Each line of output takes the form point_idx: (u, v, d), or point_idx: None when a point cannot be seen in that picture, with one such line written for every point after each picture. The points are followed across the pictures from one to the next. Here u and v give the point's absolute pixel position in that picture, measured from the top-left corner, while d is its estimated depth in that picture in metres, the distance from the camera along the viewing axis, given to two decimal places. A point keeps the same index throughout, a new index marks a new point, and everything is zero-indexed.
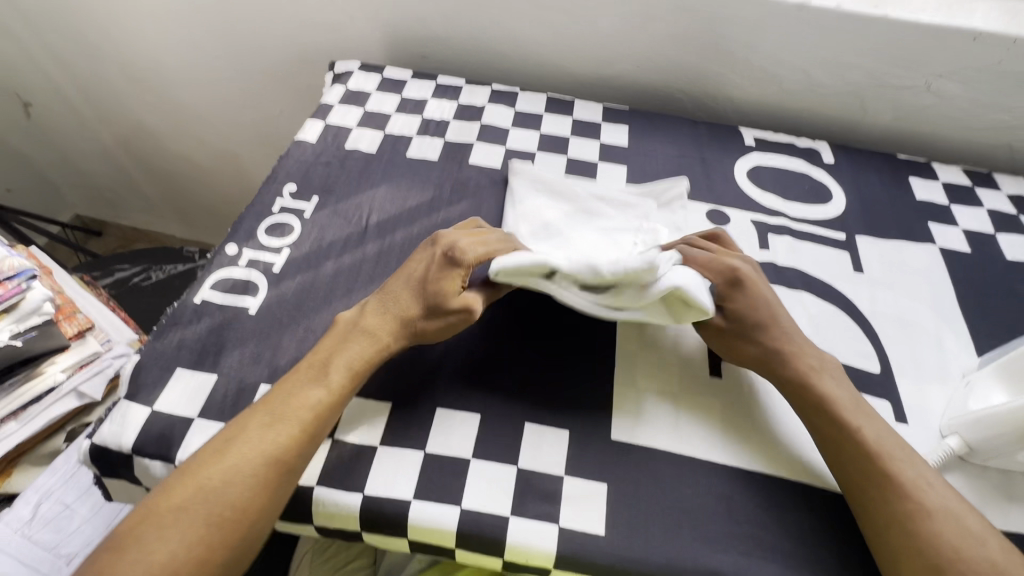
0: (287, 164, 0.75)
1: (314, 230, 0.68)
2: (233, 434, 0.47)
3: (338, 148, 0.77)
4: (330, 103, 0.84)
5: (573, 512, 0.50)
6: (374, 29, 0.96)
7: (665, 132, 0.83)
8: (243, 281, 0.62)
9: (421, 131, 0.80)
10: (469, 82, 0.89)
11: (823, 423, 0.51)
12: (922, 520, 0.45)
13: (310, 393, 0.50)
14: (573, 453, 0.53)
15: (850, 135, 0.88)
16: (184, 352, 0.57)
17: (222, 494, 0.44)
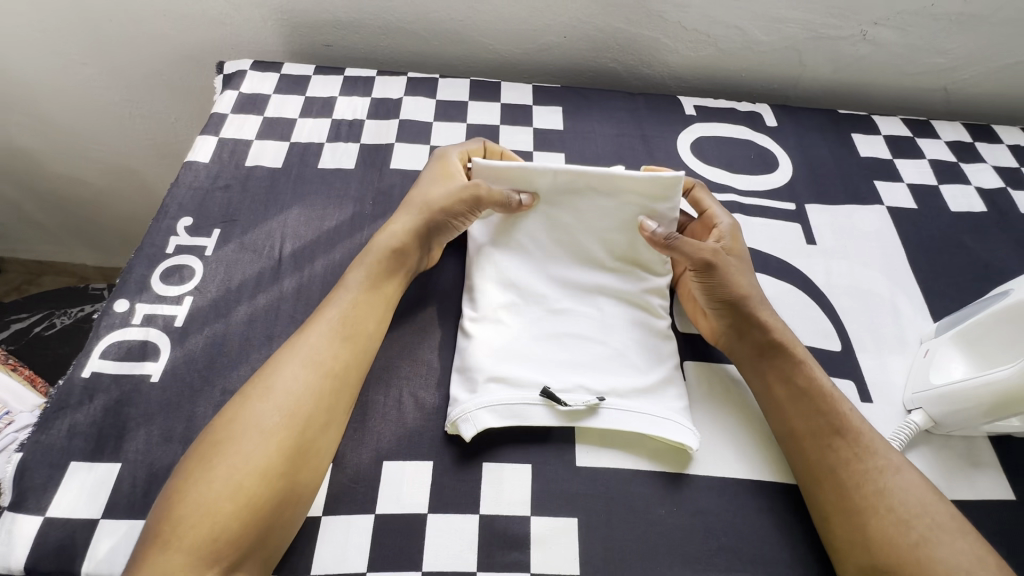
0: (177, 194, 0.64)
1: (222, 269, 0.59)
2: (281, 351, 0.51)
3: (239, 167, 0.68)
4: (222, 112, 0.73)
5: (544, 554, 0.46)
6: (265, 18, 0.84)
7: (602, 108, 0.77)
8: (140, 343, 0.54)
9: (332, 136, 0.71)
10: (381, 72, 0.79)
11: (783, 376, 0.52)
12: (850, 473, 0.47)
13: (341, 304, 0.53)
14: (538, 490, 0.49)
15: (790, 93, 0.85)
16: (78, 439, 0.49)
17: (282, 401, 0.47)
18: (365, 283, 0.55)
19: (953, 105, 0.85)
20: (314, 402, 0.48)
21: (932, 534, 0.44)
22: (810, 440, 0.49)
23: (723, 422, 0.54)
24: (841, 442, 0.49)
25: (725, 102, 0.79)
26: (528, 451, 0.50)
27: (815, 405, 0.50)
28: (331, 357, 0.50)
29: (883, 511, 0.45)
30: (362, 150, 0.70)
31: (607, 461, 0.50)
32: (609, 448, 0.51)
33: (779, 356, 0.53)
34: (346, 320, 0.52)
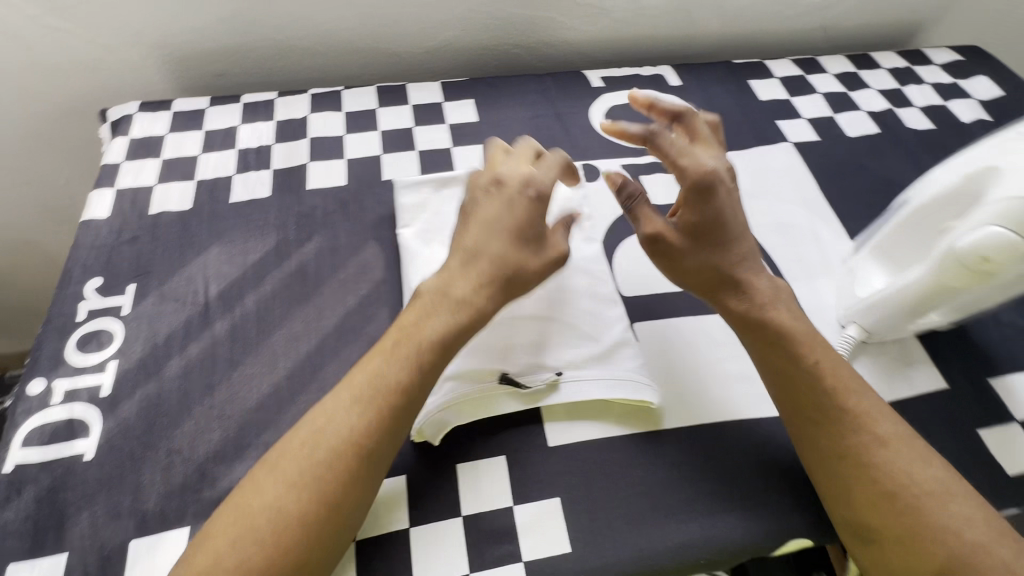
0: (79, 257, 0.60)
1: (145, 324, 0.55)
2: (318, 421, 0.42)
3: (144, 216, 0.63)
4: (114, 162, 0.68)
5: (533, 539, 0.46)
6: (145, 56, 0.79)
7: (513, 95, 0.77)
8: (65, 423, 0.50)
9: (239, 167, 0.68)
10: (282, 93, 0.76)
11: (784, 361, 0.47)
12: (846, 446, 0.43)
13: (398, 374, 0.43)
14: (516, 478, 0.48)
15: (688, 51, 0.88)
16: (13, 540, 0.44)
17: (315, 484, 0.39)
18: (434, 347, 0.44)
19: (831, 39, 0.91)
20: (352, 480, 0.40)
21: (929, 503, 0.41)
22: (806, 413, 0.46)
23: (682, 375, 0.55)
24: (838, 419, 0.44)
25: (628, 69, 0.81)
26: (499, 443, 0.50)
27: (804, 381, 0.46)
28: (381, 438, 0.41)
29: (869, 483, 0.42)
30: (274, 175, 0.67)
31: (575, 435, 0.51)
32: (573, 422, 0.51)
33: (756, 326, 0.48)
34: (403, 391, 0.42)
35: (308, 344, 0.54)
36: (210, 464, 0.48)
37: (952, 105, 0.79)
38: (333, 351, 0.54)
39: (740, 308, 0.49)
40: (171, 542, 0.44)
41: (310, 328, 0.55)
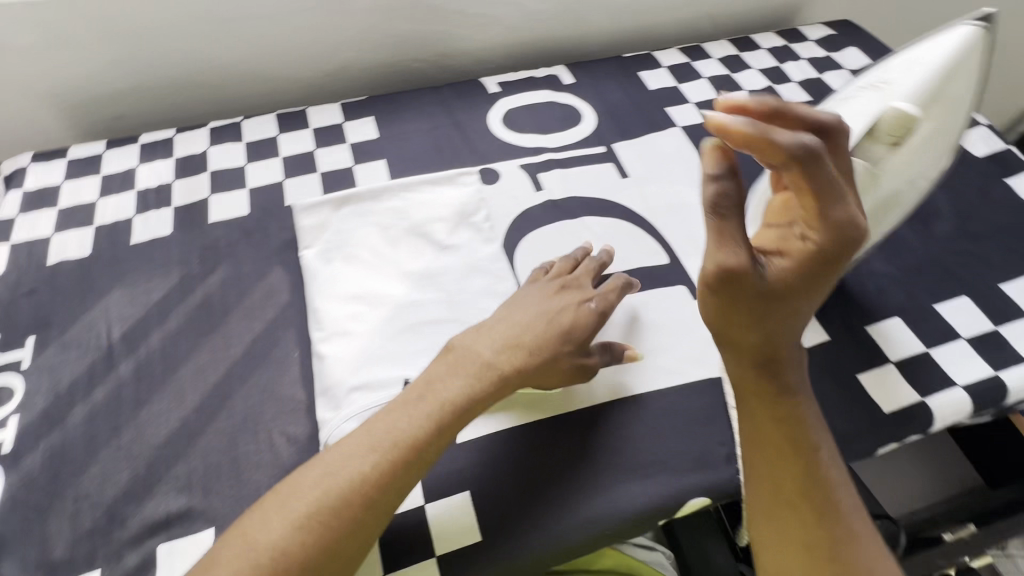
0: (165, 253, 0.69)
1: (204, 318, 0.64)
2: (374, 424, 0.50)
3: (203, 225, 0.72)
4: (203, 168, 0.78)
5: (527, 532, 0.53)
6: (230, 61, 0.86)
7: (532, 116, 0.86)
8: (137, 399, 0.59)
9: (285, 177, 0.77)
10: (350, 110, 0.85)
11: (786, 445, 0.49)
12: (812, 535, 0.47)
13: (450, 391, 0.52)
14: (520, 478, 0.55)
15: (712, 66, 0.92)
16: (86, 504, 0.53)
17: (355, 481, 0.47)
18: (467, 407, 0.51)
19: (850, 50, 0.95)
20: (386, 484, 0.47)
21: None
22: (774, 488, 0.49)
23: (670, 396, 0.60)
24: (806, 507, 0.47)
25: (653, 88, 0.90)
26: (512, 435, 0.57)
27: (795, 466, 0.49)
28: (423, 449, 0.49)
29: None
30: (316, 184, 0.77)
31: (579, 439, 0.57)
32: (577, 426, 0.58)
33: (772, 400, 0.50)
34: (451, 413, 0.51)
35: (331, 343, 0.61)
36: (251, 444, 0.56)
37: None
38: (352, 351, 0.60)
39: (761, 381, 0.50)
40: (216, 510, 0.53)
41: (333, 328, 0.62)
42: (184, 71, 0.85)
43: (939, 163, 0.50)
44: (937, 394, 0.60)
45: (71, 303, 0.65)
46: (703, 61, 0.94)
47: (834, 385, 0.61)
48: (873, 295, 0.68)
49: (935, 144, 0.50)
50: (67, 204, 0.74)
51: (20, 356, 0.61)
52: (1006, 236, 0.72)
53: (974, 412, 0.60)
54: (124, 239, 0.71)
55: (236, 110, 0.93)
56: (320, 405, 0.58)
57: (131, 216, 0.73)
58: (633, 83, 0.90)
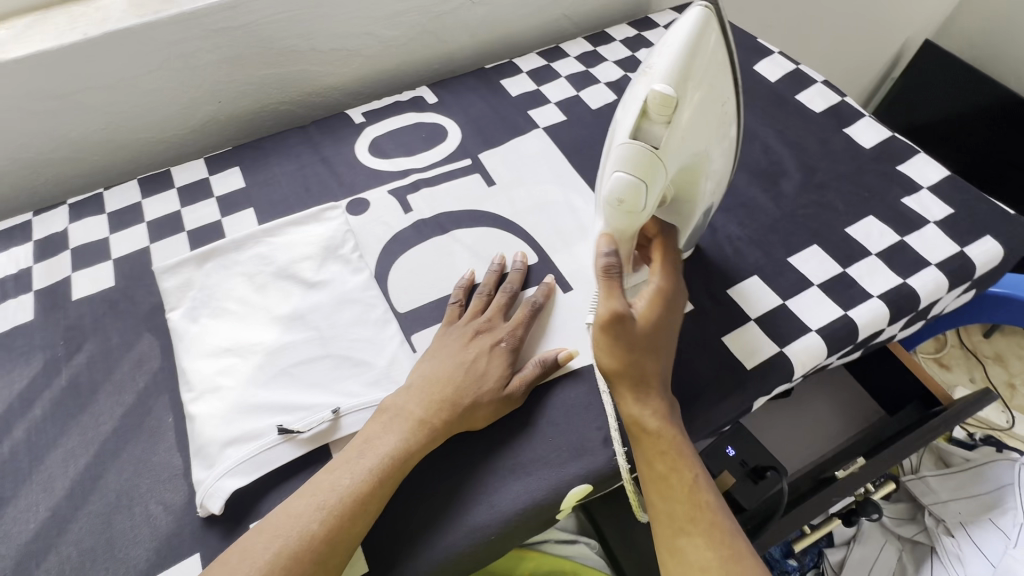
0: (27, 340, 0.68)
1: (71, 400, 0.63)
2: (318, 484, 0.52)
3: (67, 304, 0.70)
4: (63, 246, 0.76)
5: (415, 552, 0.53)
6: (83, 134, 0.84)
7: (399, 140, 0.87)
8: (1, 497, 0.57)
9: (151, 241, 0.76)
10: (216, 163, 0.85)
11: (664, 469, 0.52)
12: (694, 560, 0.49)
13: (387, 443, 0.54)
14: (407, 500, 0.55)
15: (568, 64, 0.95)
16: None
17: (304, 542, 0.48)
18: (387, 462, 0.53)
19: None
20: (328, 543, 0.49)
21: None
22: (663, 516, 0.51)
23: (544, 391, 0.61)
24: (698, 531, 0.50)
25: (515, 94, 0.93)
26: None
27: (681, 495, 0.51)
28: (370, 497, 0.51)
29: None
30: (184, 243, 0.76)
31: (458, 451, 0.57)
32: (455, 439, 0.58)
33: (656, 435, 0.53)
34: (392, 462, 0.53)
35: (201, 403, 0.60)
36: (126, 520, 0.55)
37: (787, 85, 0.89)
38: (223, 407, 0.59)
39: (651, 422, 0.53)
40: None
41: (202, 386, 0.61)
42: (34, 151, 0.83)
43: (720, 128, 0.55)
44: (795, 342, 0.64)
45: None
46: (561, 60, 0.98)
47: (700, 350, 0.64)
48: (732, 257, 0.71)
49: (710, 109, 0.53)
50: None
51: None
52: (847, 183, 0.77)
53: (829, 353, 0.64)
54: None
55: (101, 179, 0.91)
56: (195, 466, 0.57)
57: None
58: (495, 92, 0.93)
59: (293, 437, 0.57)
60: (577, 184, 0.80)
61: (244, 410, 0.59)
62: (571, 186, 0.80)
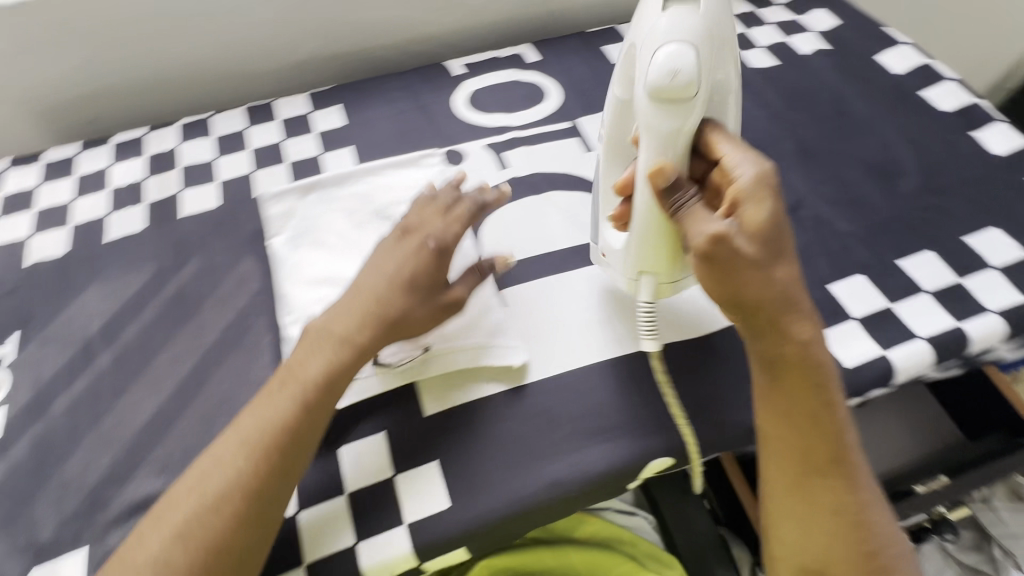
0: (141, 248, 0.71)
1: (178, 308, 0.66)
2: (240, 435, 0.50)
3: (174, 219, 0.74)
4: (174, 164, 0.79)
5: (497, 495, 0.54)
6: (196, 59, 0.86)
7: (496, 95, 0.86)
8: (115, 388, 0.61)
9: (253, 169, 0.79)
10: (317, 101, 0.86)
11: (805, 408, 0.50)
12: (824, 499, 0.49)
13: (310, 369, 0.52)
14: (490, 448, 0.57)
15: None
16: (70, 490, 0.55)
17: (207, 497, 0.47)
18: (317, 383, 0.52)
19: (817, 11, 0.95)
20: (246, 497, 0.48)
21: (887, 565, 0.48)
22: (794, 456, 0.50)
23: (633, 360, 0.61)
24: (834, 475, 0.49)
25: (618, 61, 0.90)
26: (479, 405, 0.59)
27: (823, 439, 0.50)
28: (280, 432, 0.50)
29: (850, 537, 0.49)
30: (284, 174, 0.78)
31: (541, 407, 0.58)
32: (539, 395, 0.59)
33: (801, 374, 0.50)
34: (304, 413, 0.51)
35: (298, 326, 0.62)
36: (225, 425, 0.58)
37: (912, 80, 0.84)
38: None
39: (798, 354, 0.49)
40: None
41: (300, 310, 0.63)
42: (151, 70, 0.86)
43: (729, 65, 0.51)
44: (899, 345, 0.61)
45: (49, 301, 0.67)
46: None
47: None
48: (837, 252, 0.68)
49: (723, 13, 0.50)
50: (43, 206, 0.75)
51: (4, 354, 0.64)
52: (971, 189, 0.72)
53: (935, 362, 0.61)
54: (99, 236, 0.72)
55: (206, 106, 0.93)
56: None
57: (105, 213, 0.74)
58: (597, 56, 0.90)
59: (384, 369, 0.60)
60: None
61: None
62: None
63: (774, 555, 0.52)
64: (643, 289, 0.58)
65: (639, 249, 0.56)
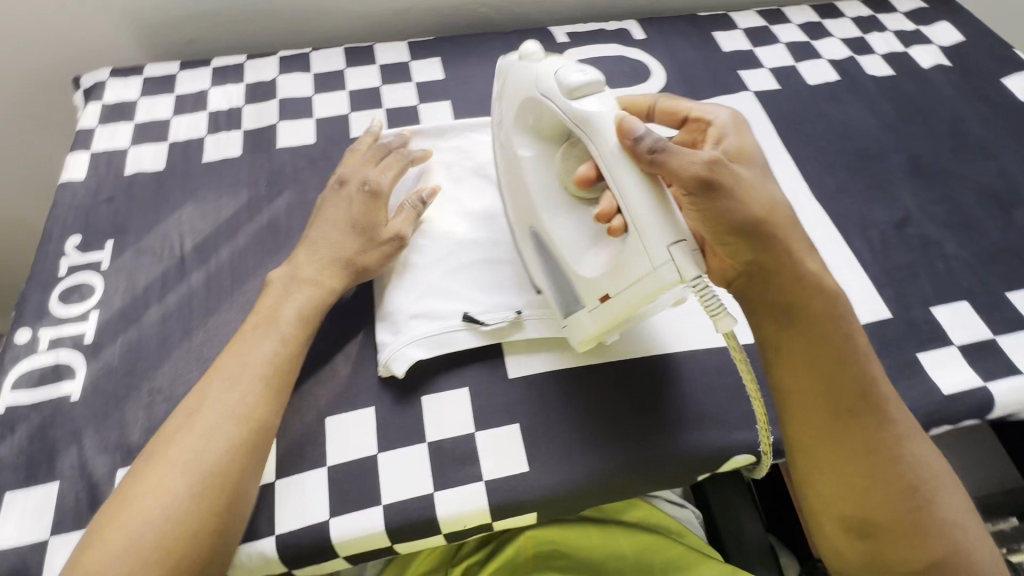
0: (237, 174, 0.71)
1: (271, 237, 0.66)
2: (195, 402, 0.51)
3: (271, 150, 0.74)
4: (273, 96, 0.78)
5: (576, 467, 0.54)
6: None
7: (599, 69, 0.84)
8: (207, 306, 0.62)
9: (351, 110, 0.78)
10: (418, 51, 0.85)
11: (820, 350, 0.52)
12: (860, 441, 0.51)
13: (285, 310, 0.57)
14: (575, 420, 0.57)
15: (791, 31, 0.88)
16: (160, 397, 0.56)
17: (211, 443, 0.49)
18: (296, 320, 0.57)
19: (942, 25, 0.90)
20: (250, 439, 0.50)
21: (930, 493, 0.51)
22: (823, 404, 0.52)
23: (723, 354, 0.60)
24: (861, 413, 0.52)
25: (727, 50, 0.87)
26: (565, 377, 0.59)
27: (845, 377, 0.52)
28: (278, 370, 0.54)
29: (887, 469, 0.51)
30: (381, 120, 0.77)
31: (626, 388, 0.59)
32: (623, 376, 0.59)
33: (811, 315, 0.52)
34: (272, 365, 0.54)
35: (396, 276, 0.63)
36: (313, 360, 0.59)
37: None
38: (415, 285, 0.62)
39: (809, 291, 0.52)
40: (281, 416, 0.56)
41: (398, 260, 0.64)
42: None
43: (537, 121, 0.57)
44: (1003, 379, 0.59)
45: (146, 213, 0.68)
46: (781, 25, 0.90)
47: (891, 359, 0.60)
48: (943, 275, 0.66)
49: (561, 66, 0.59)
50: (142, 119, 0.76)
51: (99, 258, 0.64)
52: None
53: None
54: (197, 156, 0.73)
55: (301, 43, 0.92)
56: (382, 329, 0.60)
57: (203, 135, 0.75)
58: (707, 42, 0.87)
59: (476, 326, 0.59)
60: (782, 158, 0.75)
61: (432, 293, 0.62)
62: (775, 157, 0.75)
63: (817, 509, 0.53)
64: (685, 259, 0.46)
65: (659, 216, 0.47)
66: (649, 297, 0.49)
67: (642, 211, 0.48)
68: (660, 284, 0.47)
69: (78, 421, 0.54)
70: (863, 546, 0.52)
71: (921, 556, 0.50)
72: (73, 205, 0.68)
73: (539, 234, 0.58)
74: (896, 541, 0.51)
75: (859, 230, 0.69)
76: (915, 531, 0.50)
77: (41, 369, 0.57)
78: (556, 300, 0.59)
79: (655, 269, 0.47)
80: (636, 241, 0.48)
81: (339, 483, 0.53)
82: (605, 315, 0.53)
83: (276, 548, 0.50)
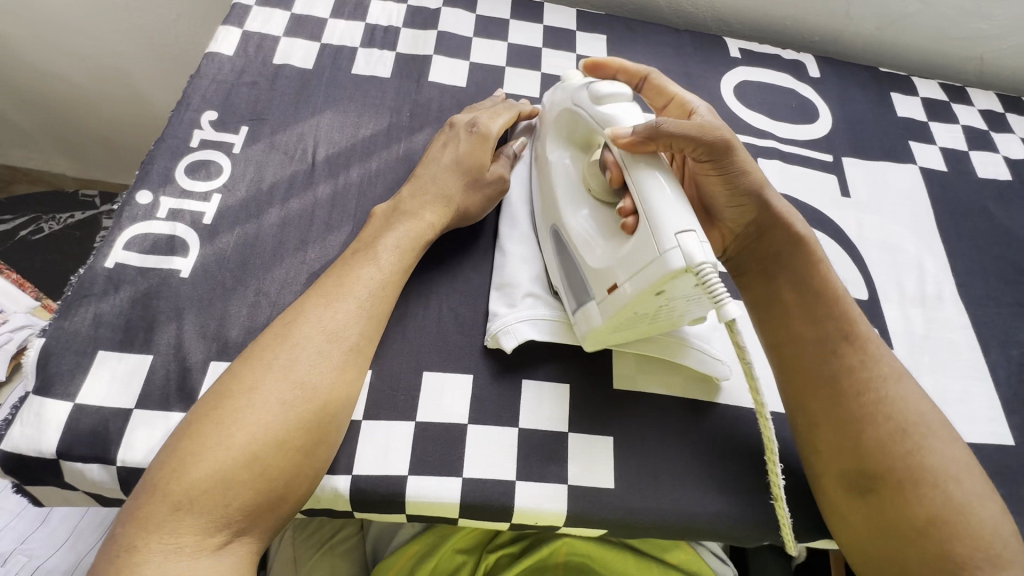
0: (383, 95, 0.68)
1: (404, 169, 0.64)
2: (292, 317, 0.49)
3: (419, 80, 0.70)
4: (431, 26, 0.75)
5: (659, 496, 0.52)
6: None
7: (766, 96, 0.79)
8: (326, 220, 0.59)
9: (508, 65, 0.74)
10: (587, 23, 0.80)
11: (787, 292, 0.55)
12: (845, 383, 0.50)
13: (391, 234, 0.55)
14: (669, 453, 0.54)
15: (971, 115, 0.83)
16: (266, 301, 0.54)
17: (306, 368, 0.47)
18: (395, 252, 0.54)
19: None
20: (346, 370, 0.48)
21: (924, 438, 0.48)
22: (806, 359, 0.52)
23: None
24: (847, 356, 0.51)
25: (902, 114, 0.81)
26: (668, 404, 0.56)
27: (819, 322, 0.53)
28: (379, 303, 0.52)
29: (880, 420, 0.48)
30: (535, 83, 0.73)
31: (724, 433, 0.55)
32: (723, 420, 0.56)
33: (783, 256, 0.55)
34: (374, 299, 0.52)
35: (518, 244, 0.60)
36: (420, 308, 0.57)
37: None
38: (537, 262, 0.60)
39: (778, 228, 0.54)
40: (378, 357, 0.54)
41: (524, 232, 0.61)
42: None
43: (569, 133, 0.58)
44: None
45: (286, 108, 0.65)
46: (963, 105, 0.84)
47: (1005, 489, 0.57)
48: None
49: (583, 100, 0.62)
50: (299, 11, 0.73)
51: (232, 141, 0.62)
52: None
53: None
54: (346, 66, 0.70)
55: None
56: (494, 298, 0.57)
57: (356, 46, 0.72)
58: (882, 102, 0.82)
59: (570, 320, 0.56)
60: (934, 245, 0.71)
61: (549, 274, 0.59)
62: (927, 243, 0.71)
63: (815, 473, 0.50)
64: (696, 247, 0.42)
65: (674, 202, 0.44)
66: (653, 287, 0.44)
67: (659, 202, 0.45)
68: (663, 272, 0.43)
69: (182, 300, 0.53)
70: (862, 504, 0.47)
71: (916, 506, 0.45)
72: (216, 78, 0.66)
73: (560, 233, 0.55)
74: (900, 492, 0.46)
75: (999, 345, 0.65)
76: (909, 481, 0.46)
77: (156, 236, 0.56)
78: (563, 284, 0.55)
79: (663, 255, 0.43)
80: (647, 230, 0.45)
81: (424, 442, 0.51)
82: (613, 308, 0.48)
83: (349, 489, 0.48)
